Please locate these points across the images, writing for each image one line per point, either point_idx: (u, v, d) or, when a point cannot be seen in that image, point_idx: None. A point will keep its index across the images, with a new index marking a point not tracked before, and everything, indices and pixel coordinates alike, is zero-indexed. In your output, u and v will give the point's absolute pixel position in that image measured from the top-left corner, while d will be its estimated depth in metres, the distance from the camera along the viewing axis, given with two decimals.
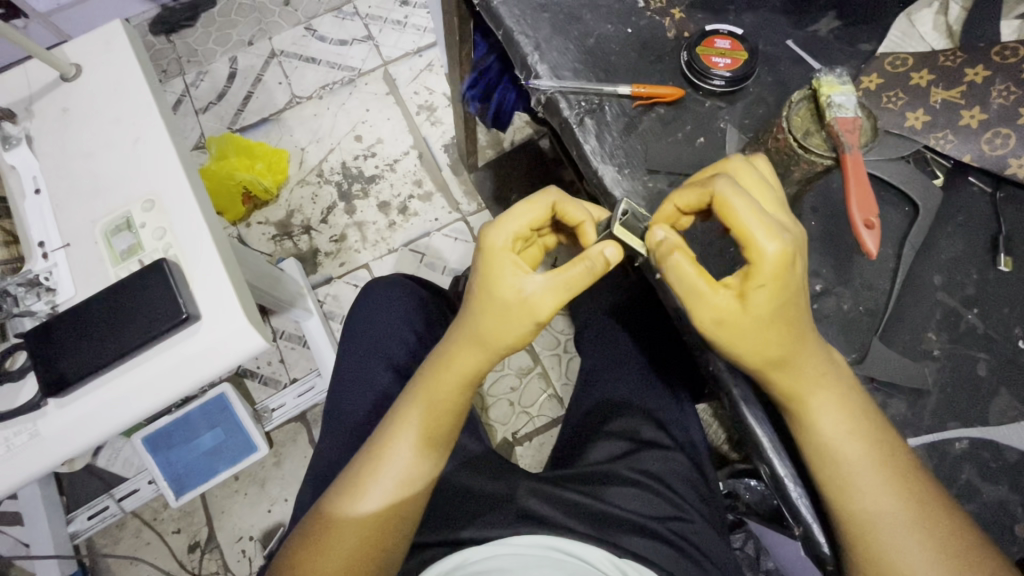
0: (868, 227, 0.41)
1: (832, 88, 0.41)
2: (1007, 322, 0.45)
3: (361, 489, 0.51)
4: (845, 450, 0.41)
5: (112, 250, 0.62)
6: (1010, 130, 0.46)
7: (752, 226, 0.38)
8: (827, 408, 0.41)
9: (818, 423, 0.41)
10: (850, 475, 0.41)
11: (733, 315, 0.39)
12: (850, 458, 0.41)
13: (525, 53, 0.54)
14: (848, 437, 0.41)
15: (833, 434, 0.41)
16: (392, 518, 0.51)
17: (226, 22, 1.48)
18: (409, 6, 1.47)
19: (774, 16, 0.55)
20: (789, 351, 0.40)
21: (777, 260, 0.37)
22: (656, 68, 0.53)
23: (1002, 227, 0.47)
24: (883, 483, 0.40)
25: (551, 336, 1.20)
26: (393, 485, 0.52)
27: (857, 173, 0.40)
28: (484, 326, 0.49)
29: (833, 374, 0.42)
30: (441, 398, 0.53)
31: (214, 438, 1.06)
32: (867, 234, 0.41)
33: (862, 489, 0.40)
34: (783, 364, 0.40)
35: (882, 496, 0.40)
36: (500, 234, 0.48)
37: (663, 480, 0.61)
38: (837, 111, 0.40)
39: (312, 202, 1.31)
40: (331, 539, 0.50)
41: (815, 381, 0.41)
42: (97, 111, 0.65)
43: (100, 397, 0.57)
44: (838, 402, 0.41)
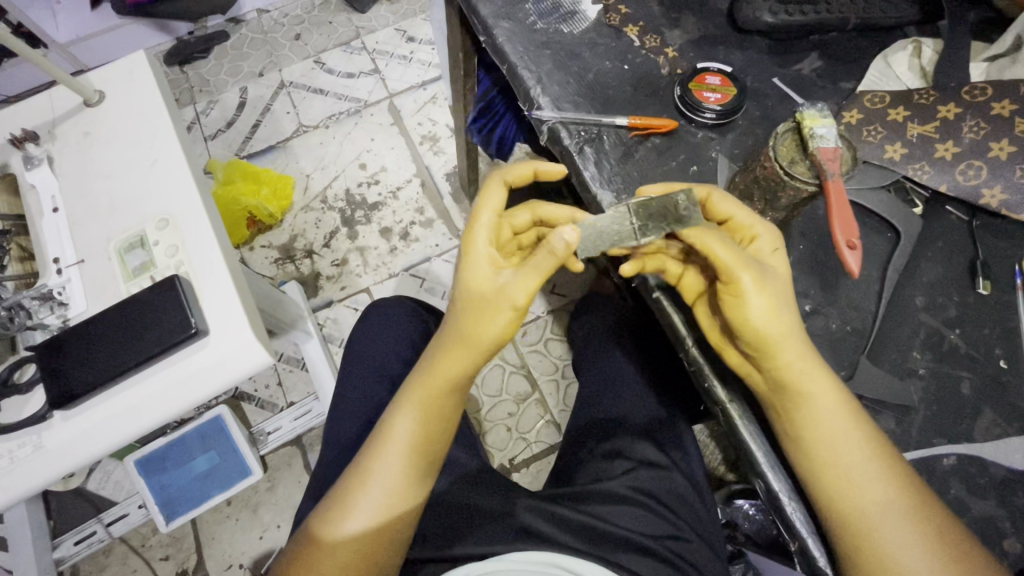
0: (851, 247, 0.44)
1: (814, 121, 0.43)
2: (987, 342, 0.47)
3: (351, 507, 0.52)
4: (844, 461, 0.42)
5: (125, 266, 0.64)
6: (981, 163, 0.49)
7: (752, 217, 0.46)
8: (823, 409, 0.42)
9: (815, 432, 0.42)
10: (847, 480, 0.42)
11: (735, 261, 0.43)
12: (845, 467, 0.42)
13: (528, 86, 0.58)
14: (846, 445, 0.42)
15: (830, 442, 0.42)
16: (386, 523, 0.52)
17: (239, 55, 1.54)
18: (416, 42, 1.53)
19: (760, 56, 0.59)
20: (793, 330, 0.43)
21: (772, 241, 0.46)
22: (652, 102, 0.57)
23: (980, 252, 0.49)
24: (872, 479, 0.41)
25: (550, 362, 1.22)
26: (387, 488, 0.52)
27: (840, 195, 0.42)
28: (465, 327, 0.51)
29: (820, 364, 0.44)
30: (435, 407, 0.53)
31: (208, 461, 1.06)
32: (850, 254, 0.44)
33: (862, 499, 0.41)
34: (787, 340, 0.43)
35: (883, 507, 0.41)
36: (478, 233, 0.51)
37: (660, 499, 0.61)
38: (820, 141, 0.43)
39: (315, 227, 1.34)
40: (326, 549, 0.51)
41: (815, 387, 0.43)
42: (117, 134, 0.68)
43: (103, 411, 0.58)
44: (837, 408, 0.43)
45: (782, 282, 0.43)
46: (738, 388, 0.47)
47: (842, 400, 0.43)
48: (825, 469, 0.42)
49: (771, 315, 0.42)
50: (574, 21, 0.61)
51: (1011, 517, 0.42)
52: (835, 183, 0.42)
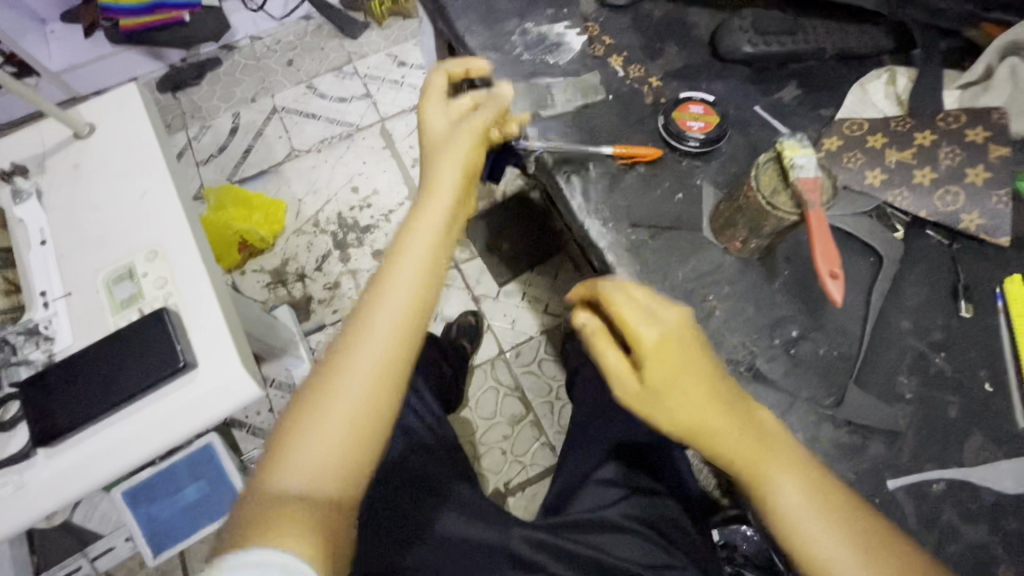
0: (834, 276, 0.44)
1: (794, 152, 0.44)
2: (973, 365, 0.47)
3: (315, 418, 0.45)
4: (812, 531, 0.40)
5: (112, 299, 0.63)
6: (958, 189, 0.50)
7: (631, 316, 0.43)
8: (768, 489, 0.42)
9: (780, 497, 0.41)
10: (814, 554, 0.40)
11: (624, 383, 0.45)
12: (815, 537, 0.40)
13: (516, 117, 0.59)
14: (798, 519, 0.41)
15: (782, 519, 0.41)
16: (348, 455, 0.44)
17: (231, 80, 1.56)
18: (407, 67, 1.56)
19: (742, 84, 0.60)
20: (699, 423, 0.42)
21: (660, 333, 0.43)
22: (637, 131, 0.58)
23: (961, 275, 0.50)
24: (834, 553, 0.40)
25: (544, 383, 1.21)
26: (350, 410, 0.45)
27: (819, 224, 0.44)
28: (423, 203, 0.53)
29: (745, 446, 0.42)
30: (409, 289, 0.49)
31: (198, 490, 1.03)
32: (833, 284, 0.44)
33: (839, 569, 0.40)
34: (698, 432, 0.43)
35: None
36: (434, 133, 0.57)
37: (655, 526, 0.61)
38: (800, 172, 0.44)
39: (307, 250, 1.34)
40: (291, 463, 0.43)
41: (758, 464, 0.42)
42: (108, 166, 0.69)
43: (85, 449, 0.57)
44: (795, 475, 0.41)
45: (665, 380, 0.43)
46: None
47: (796, 472, 0.41)
48: (797, 533, 0.41)
49: (685, 407, 0.43)
50: (560, 52, 0.62)
51: (1004, 543, 0.42)
52: (816, 212, 0.43)
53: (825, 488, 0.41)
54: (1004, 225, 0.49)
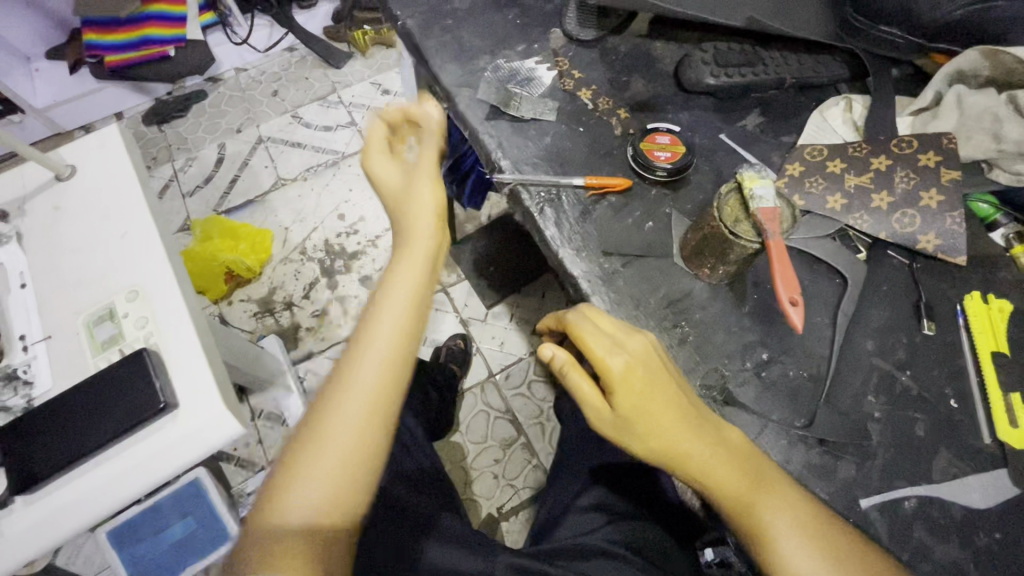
0: (793, 303, 0.46)
1: (753, 182, 0.46)
2: (937, 383, 0.48)
3: (304, 464, 0.46)
4: (787, 551, 0.42)
5: (93, 340, 0.63)
6: (914, 211, 0.52)
7: (602, 348, 0.44)
8: (760, 511, 0.43)
9: (754, 518, 0.43)
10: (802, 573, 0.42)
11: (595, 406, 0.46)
12: (790, 557, 0.42)
13: (490, 150, 0.61)
14: (784, 540, 0.42)
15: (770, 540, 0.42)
16: (344, 491, 0.46)
17: (216, 112, 1.57)
18: (391, 95, 1.59)
19: (708, 113, 0.62)
20: (674, 446, 0.44)
21: (628, 366, 0.44)
22: (607, 162, 0.60)
23: (923, 294, 0.51)
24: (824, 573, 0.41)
25: (533, 406, 1.21)
26: (344, 448, 0.47)
27: (779, 251, 0.45)
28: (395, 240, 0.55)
29: (725, 470, 0.43)
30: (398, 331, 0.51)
31: (185, 527, 1.02)
32: (792, 310, 0.46)
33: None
34: (672, 458, 0.44)
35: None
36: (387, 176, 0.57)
37: (642, 552, 0.60)
38: (759, 202, 0.45)
39: (294, 279, 1.34)
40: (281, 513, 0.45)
41: (735, 491, 0.43)
42: (90, 208, 0.69)
43: (64, 494, 0.56)
44: (769, 497, 0.43)
45: (637, 410, 0.44)
46: None
47: (772, 494, 0.43)
48: (772, 552, 0.42)
49: (660, 440, 0.44)
50: (532, 86, 0.64)
51: (976, 559, 0.43)
52: (775, 242, 0.45)
53: (799, 508, 0.43)
54: (960, 245, 0.51)
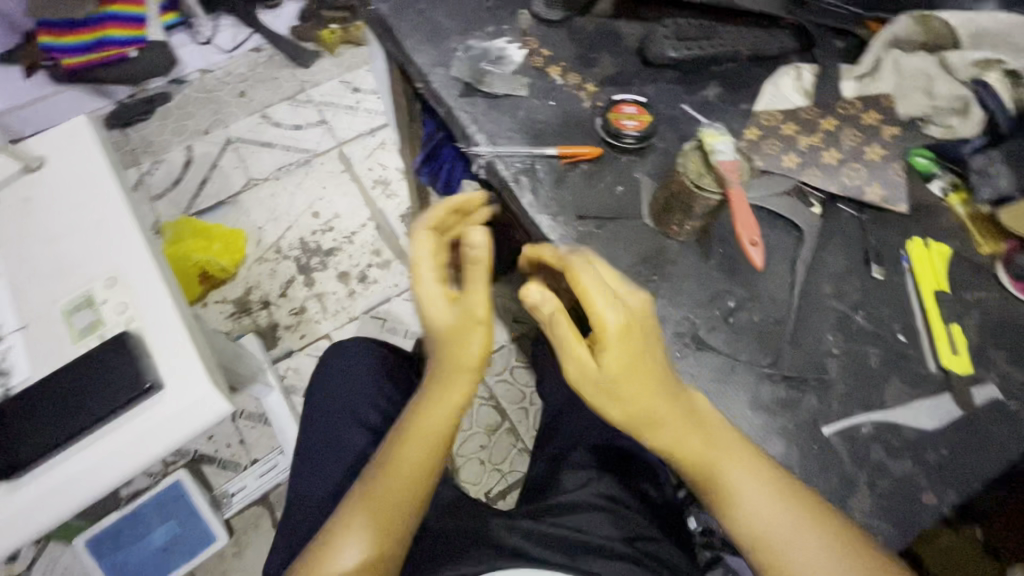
0: (753, 244, 0.52)
1: (714, 140, 0.52)
2: (888, 320, 0.53)
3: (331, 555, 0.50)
4: (748, 496, 0.45)
5: (71, 328, 0.63)
6: (860, 165, 0.57)
7: (599, 295, 0.46)
8: (741, 477, 0.46)
9: (716, 471, 0.46)
10: (779, 543, 0.45)
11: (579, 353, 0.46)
12: (748, 503, 0.45)
13: (465, 126, 0.63)
14: (761, 510, 0.45)
15: (745, 513, 0.45)
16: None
17: (183, 114, 1.55)
18: (361, 92, 1.59)
19: (670, 86, 0.66)
20: (651, 407, 0.46)
21: (622, 321, 0.46)
22: (578, 133, 0.62)
23: (872, 242, 0.56)
24: (812, 544, 0.43)
25: (516, 390, 1.24)
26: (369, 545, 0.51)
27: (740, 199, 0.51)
28: (447, 346, 0.53)
29: (718, 450, 0.46)
30: (435, 440, 0.54)
31: (167, 532, 1.02)
32: (753, 250, 0.52)
33: (773, 529, 0.44)
34: (652, 416, 0.46)
35: (791, 534, 0.44)
36: (428, 281, 0.55)
37: (623, 502, 0.64)
38: (720, 156, 0.51)
39: (271, 277, 1.33)
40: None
41: (700, 452, 0.46)
42: (62, 198, 0.68)
43: (48, 480, 0.56)
44: (723, 449, 0.46)
45: (624, 366, 0.45)
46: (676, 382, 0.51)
47: (741, 459, 0.46)
48: (732, 500, 0.46)
49: (639, 398, 0.46)
50: (503, 64, 0.66)
51: (927, 474, 0.47)
52: (738, 191, 0.51)
53: (758, 464, 0.46)
54: (900, 195, 0.57)
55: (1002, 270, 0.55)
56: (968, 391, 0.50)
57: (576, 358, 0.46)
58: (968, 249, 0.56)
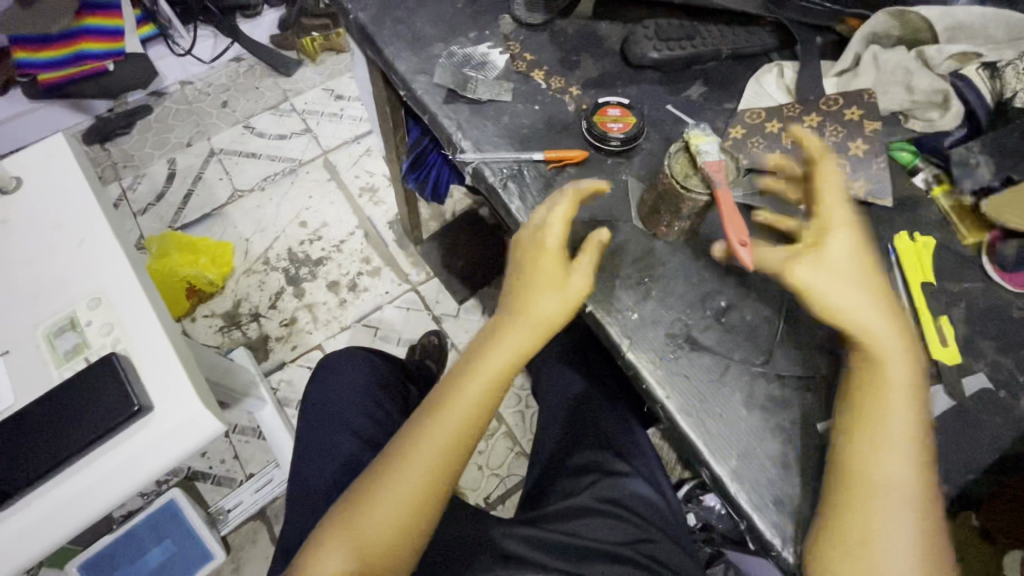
0: (743, 246, 0.49)
1: (700, 140, 0.51)
2: None
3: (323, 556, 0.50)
4: (893, 448, 0.45)
5: (55, 352, 0.62)
6: (844, 161, 0.57)
7: (827, 191, 0.50)
8: (904, 447, 0.45)
9: (890, 420, 0.45)
10: (889, 513, 0.43)
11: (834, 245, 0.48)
12: (892, 459, 0.44)
13: (450, 133, 0.63)
14: (907, 476, 0.44)
15: (888, 474, 0.44)
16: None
17: (164, 127, 1.53)
18: (345, 100, 1.58)
19: (654, 86, 0.66)
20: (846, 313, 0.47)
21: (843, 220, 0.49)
22: (564, 137, 0.62)
23: (858, 236, 0.56)
24: (907, 516, 0.43)
25: (511, 393, 1.23)
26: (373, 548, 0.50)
27: (728, 198, 0.49)
28: (500, 341, 0.53)
29: (888, 409, 0.46)
30: (456, 444, 0.53)
31: (162, 552, 0.99)
32: (743, 251, 0.49)
33: (897, 490, 0.44)
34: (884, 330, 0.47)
35: (905, 504, 0.43)
36: (552, 227, 0.52)
37: (627, 505, 0.64)
38: (706, 156, 0.50)
39: (260, 289, 1.32)
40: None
41: (903, 397, 0.46)
42: (41, 218, 0.67)
43: (38, 508, 0.55)
44: (915, 412, 0.46)
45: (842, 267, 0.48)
46: (674, 382, 0.51)
47: (913, 412, 0.46)
48: (882, 446, 0.45)
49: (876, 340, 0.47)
50: (485, 70, 0.66)
51: None
52: (723, 190, 0.49)
53: (922, 440, 0.45)
54: (885, 188, 0.57)
55: (988, 261, 0.55)
56: (958, 382, 0.51)
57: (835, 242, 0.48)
58: (953, 241, 0.57)
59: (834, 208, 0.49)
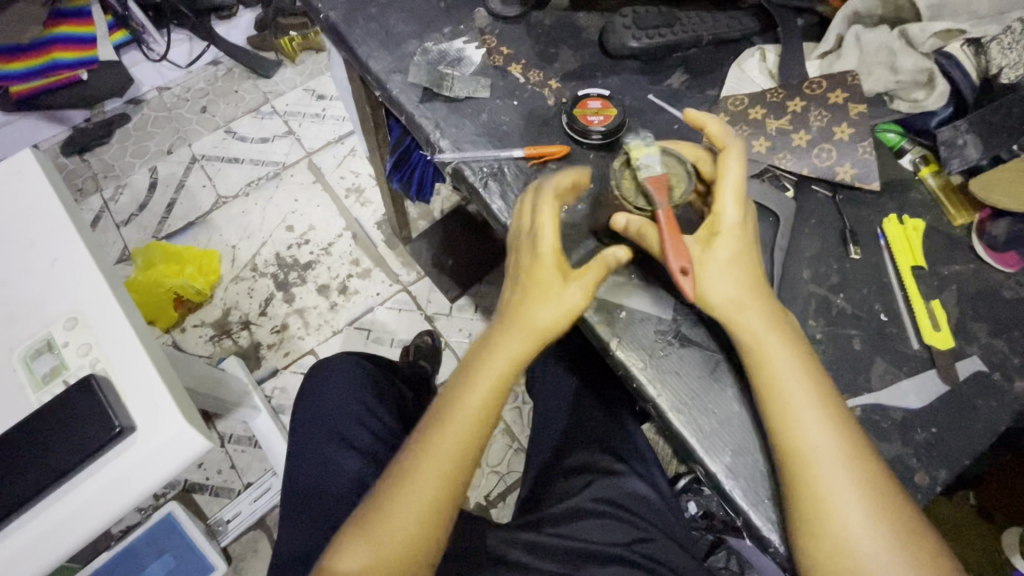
0: (684, 271, 0.47)
1: (639, 152, 0.51)
2: (868, 300, 0.53)
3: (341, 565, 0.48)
4: (807, 416, 0.44)
5: (32, 375, 0.60)
6: (830, 146, 0.56)
7: (730, 193, 0.48)
8: (814, 421, 0.44)
9: (783, 402, 0.45)
10: (831, 488, 0.43)
11: (728, 240, 0.48)
12: (807, 428, 0.44)
13: (428, 132, 0.61)
14: (829, 449, 0.44)
15: (808, 446, 0.44)
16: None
17: (143, 134, 1.50)
18: (326, 100, 1.55)
19: (635, 75, 0.64)
20: (741, 300, 0.47)
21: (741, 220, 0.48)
22: (544, 132, 0.61)
23: (847, 221, 0.55)
24: (849, 487, 0.43)
25: (508, 390, 1.22)
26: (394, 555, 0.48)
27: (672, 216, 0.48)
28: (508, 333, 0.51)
29: (783, 385, 0.45)
30: (470, 442, 0.51)
31: (163, 566, 0.98)
32: (684, 278, 0.48)
33: (825, 454, 0.43)
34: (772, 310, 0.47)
35: (840, 471, 0.43)
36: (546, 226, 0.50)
37: (623, 506, 0.64)
38: (646, 171, 0.50)
39: (248, 296, 1.30)
40: None
41: (791, 374, 0.46)
42: (10, 237, 0.65)
43: (21, 536, 0.54)
44: (810, 380, 0.46)
45: (739, 255, 0.48)
46: (667, 378, 0.50)
47: (806, 383, 0.45)
48: (790, 426, 0.44)
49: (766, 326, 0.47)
50: (462, 66, 0.64)
51: (917, 453, 0.48)
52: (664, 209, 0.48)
53: (832, 406, 0.45)
54: (872, 172, 0.55)
55: (977, 241, 0.54)
56: (951, 366, 0.50)
57: (731, 242, 0.48)
58: (941, 222, 0.56)
59: (726, 206, 0.48)
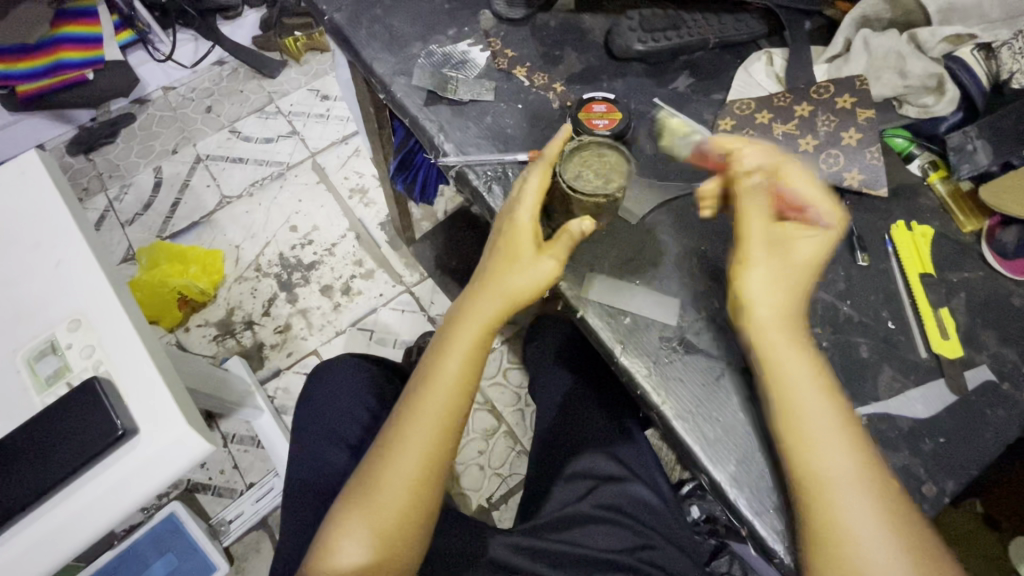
0: None
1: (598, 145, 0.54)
2: (875, 307, 0.52)
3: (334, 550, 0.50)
4: (824, 439, 0.44)
5: (36, 377, 0.60)
6: (838, 151, 0.56)
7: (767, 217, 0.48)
8: (832, 445, 0.44)
9: (799, 424, 0.44)
10: (845, 512, 0.42)
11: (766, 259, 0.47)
12: (823, 455, 0.43)
13: (432, 135, 0.61)
14: (844, 473, 0.43)
15: (822, 469, 0.43)
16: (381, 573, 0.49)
17: (148, 134, 1.50)
18: (330, 100, 1.55)
19: (640, 79, 0.64)
20: (768, 323, 0.47)
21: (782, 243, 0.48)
22: (549, 136, 0.61)
23: (855, 227, 0.55)
24: (864, 511, 0.42)
25: (511, 393, 1.22)
26: (384, 531, 0.50)
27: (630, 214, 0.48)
28: (483, 307, 0.52)
29: (801, 408, 0.45)
30: (450, 413, 0.52)
31: (166, 565, 0.98)
32: None
33: (840, 480, 0.43)
34: (797, 333, 0.47)
35: (855, 496, 0.42)
36: (525, 202, 0.51)
37: (627, 512, 0.64)
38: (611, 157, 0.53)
39: (252, 296, 1.30)
40: None
41: (808, 396, 0.45)
42: (14, 238, 0.65)
43: (23, 539, 0.54)
44: (829, 402, 0.45)
45: (780, 276, 0.47)
46: (673, 386, 0.50)
47: (825, 403, 0.45)
48: (806, 448, 0.44)
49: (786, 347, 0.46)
50: (466, 68, 0.64)
51: (925, 463, 0.47)
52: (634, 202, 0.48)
53: (852, 431, 0.44)
54: (880, 177, 0.55)
55: (987, 248, 0.54)
56: (960, 375, 0.50)
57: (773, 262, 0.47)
58: (950, 229, 0.55)
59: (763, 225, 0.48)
